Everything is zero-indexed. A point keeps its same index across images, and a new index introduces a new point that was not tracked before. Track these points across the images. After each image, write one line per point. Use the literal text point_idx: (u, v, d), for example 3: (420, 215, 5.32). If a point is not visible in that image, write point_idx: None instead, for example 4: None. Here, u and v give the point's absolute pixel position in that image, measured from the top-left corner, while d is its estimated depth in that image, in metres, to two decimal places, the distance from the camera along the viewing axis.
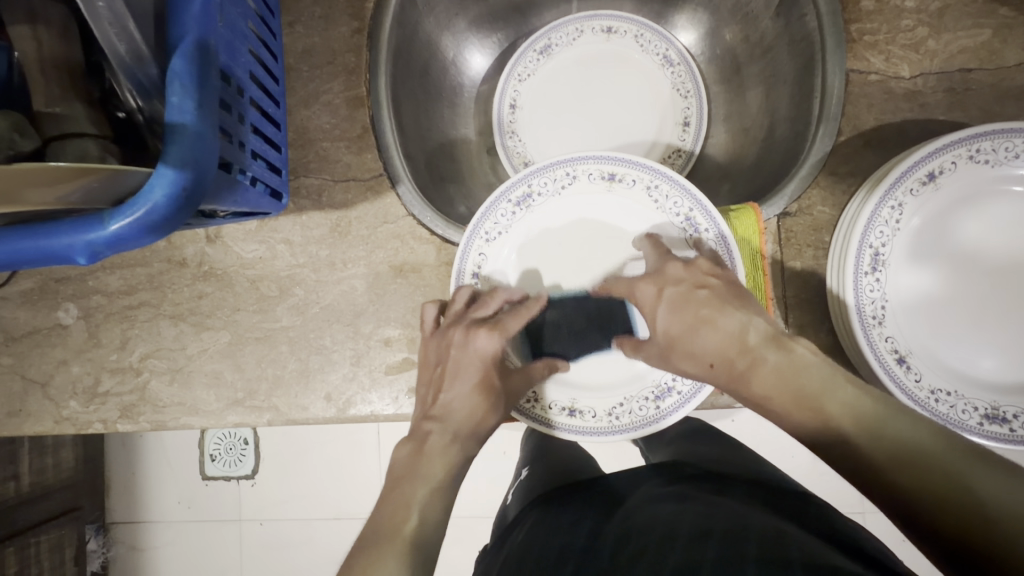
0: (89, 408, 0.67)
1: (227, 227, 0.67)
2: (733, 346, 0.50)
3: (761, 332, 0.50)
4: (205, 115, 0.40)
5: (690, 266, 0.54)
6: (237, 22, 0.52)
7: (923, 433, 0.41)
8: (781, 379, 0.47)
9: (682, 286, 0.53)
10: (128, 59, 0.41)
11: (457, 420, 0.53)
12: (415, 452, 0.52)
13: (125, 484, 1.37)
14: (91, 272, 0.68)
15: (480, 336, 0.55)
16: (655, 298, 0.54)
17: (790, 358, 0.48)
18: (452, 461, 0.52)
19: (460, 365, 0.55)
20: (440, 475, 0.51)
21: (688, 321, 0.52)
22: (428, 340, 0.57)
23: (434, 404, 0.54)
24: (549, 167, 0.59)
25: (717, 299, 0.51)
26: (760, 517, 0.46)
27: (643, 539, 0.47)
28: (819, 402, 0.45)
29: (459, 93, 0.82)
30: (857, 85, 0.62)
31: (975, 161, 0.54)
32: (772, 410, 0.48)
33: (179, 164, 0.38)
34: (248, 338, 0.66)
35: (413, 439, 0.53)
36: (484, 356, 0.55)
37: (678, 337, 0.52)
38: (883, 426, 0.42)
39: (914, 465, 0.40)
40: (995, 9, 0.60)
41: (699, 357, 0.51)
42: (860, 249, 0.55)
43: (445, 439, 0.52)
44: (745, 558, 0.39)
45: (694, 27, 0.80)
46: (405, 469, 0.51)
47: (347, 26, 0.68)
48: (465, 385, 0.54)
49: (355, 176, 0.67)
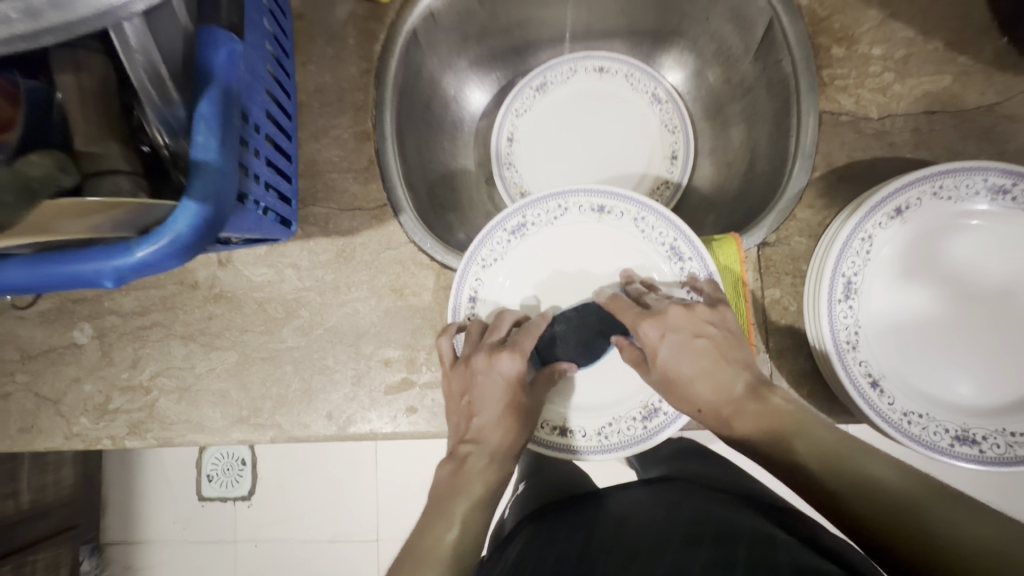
0: (100, 424, 0.70)
1: (238, 252, 0.71)
2: (723, 396, 0.52)
3: (745, 385, 0.52)
4: (227, 153, 0.44)
5: (690, 312, 0.56)
6: (256, 65, 0.56)
7: (888, 469, 0.43)
8: (762, 426, 0.49)
9: (682, 332, 0.55)
10: (158, 99, 0.46)
11: (494, 442, 0.56)
12: (455, 472, 0.55)
13: (123, 505, 1.38)
14: (108, 293, 0.71)
15: (501, 359, 0.58)
16: (659, 340, 0.55)
17: (772, 409, 0.50)
18: (490, 479, 0.55)
19: (485, 391, 0.58)
20: (480, 489, 0.54)
21: (688, 365, 0.54)
22: (451, 377, 0.60)
23: (468, 429, 0.58)
24: (542, 200, 0.63)
25: (715, 350, 0.54)
26: (747, 524, 0.49)
27: (634, 548, 0.50)
28: (789, 440, 0.47)
29: (460, 127, 0.87)
30: (829, 125, 0.66)
31: (939, 196, 0.58)
32: (757, 453, 0.49)
33: (202, 198, 0.42)
34: (254, 358, 0.69)
35: (452, 460, 0.57)
36: (509, 379, 0.58)
37: (670, 379, 0.54)
38: (849, 463, 0.44)
39: (881, 501, 0.41)
40: (955, 57, 0.65)
41: (690, 400, 0.53)
42: (833, 278, 0.59)
43: (484, 458, 0.56)
44: (734, 565, 0.42)
45: (680, 67, 0.85)
46: (447, 486, 0.54)
47: (356, 67, 0.73)
48: (493, 408, 0.57)
49: (360, 206, 0.71)
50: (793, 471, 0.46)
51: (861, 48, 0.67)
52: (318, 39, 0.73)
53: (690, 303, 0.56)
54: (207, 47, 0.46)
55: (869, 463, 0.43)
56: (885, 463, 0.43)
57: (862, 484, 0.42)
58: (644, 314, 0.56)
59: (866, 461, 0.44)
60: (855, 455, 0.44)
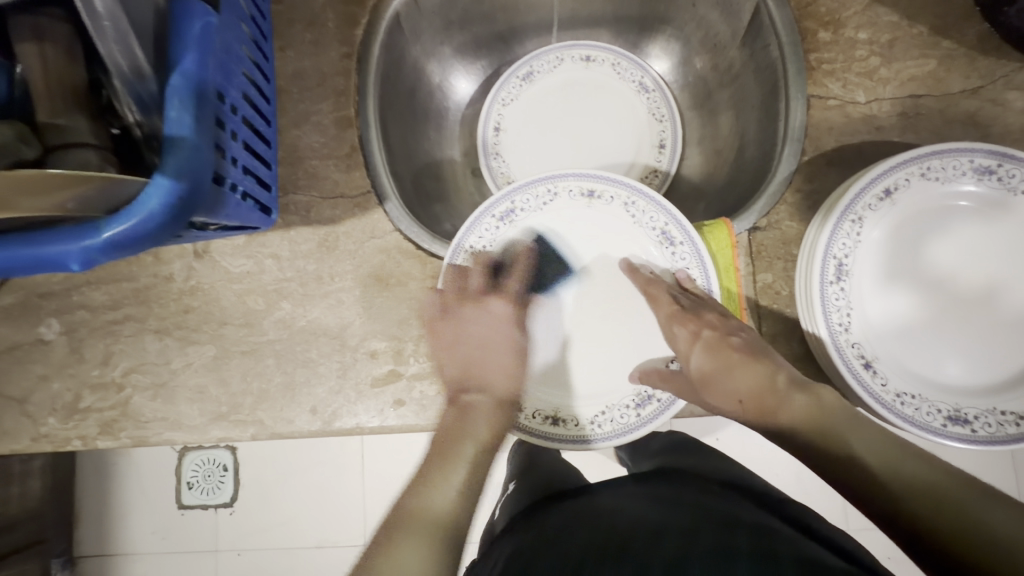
0: (69, 424, 0.66)
1: (215, 243, 0.68)
2: (761, 388, 0.54)
3: (786, 377, 0.54)
4: (201, 129, 0.42)
5: (723, 317, 0.58)
6: (232, 45, 0.54)
7: (930, 470, 0.44)
8: (808, 418, 0.50)
9: (717, 331, 0.57)
10: (129, 73, 0.42)
11: (495, 385, 0.59)
12: (460, 417, 0.57)
13: (96, 515, 1.32)
14: (76, 287, 0.68)
15: (495, 303, 0.63)
16: (693, 343, 0.58)
17: (819, 404, 0.51)
18: (497, 420, 0.57)
19: (479, 331, 0.62)
20: (485, 432, 0.56)
21: (724, 365, 0.55)
22: (441, 322, 0.62)
23: (470, 376, 0.60)
24: (531, 184, 0.62)
25: (750, 351, 0.56)
26: (745, 516, 0.50)
27: (634, 532, 0.50)
28: (844, 438, 0.48)
29: (445, 116, 0.86)
30: (817, 110, 0.66)
31: (927, 177, 0.58)
32: (799, 448, 0.50)
33: (175, 174, 0.40)
34: (235, 352, 0.67)
35: (456, 408, 0.58)
36: (501, 317, 0.63)
37: (709, 373, 0.56)
38: (898, 466, 0.45)
39: (934, 502, 0.42)
40: (939, 42, 0.66)
41: (728, 394, 0.55)
42: (824, 260, 0.58)
43: (484, 401, 0.58)
44: (737, 551, 0.43)
45: (667, 55, 0.85)
46: (454, 430, 0.56)
47: (337, 51, 0.71)
48: (490, 351, 0.61)
49: (343, 194, 0.69)
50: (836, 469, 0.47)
51: (848, 32, 0.67)
52: (297, 22, 0.71)
53: (722, 310, 0.59)
54: (180, 19, 0.43)
55: (911, 466, 0.44)
56: (933, 468, 0.44)
57: (912, 485, 0.43)
58: (682, 312, 0.59)
59: (908, 464, 0.45)
60: (899, 457, 0.45)
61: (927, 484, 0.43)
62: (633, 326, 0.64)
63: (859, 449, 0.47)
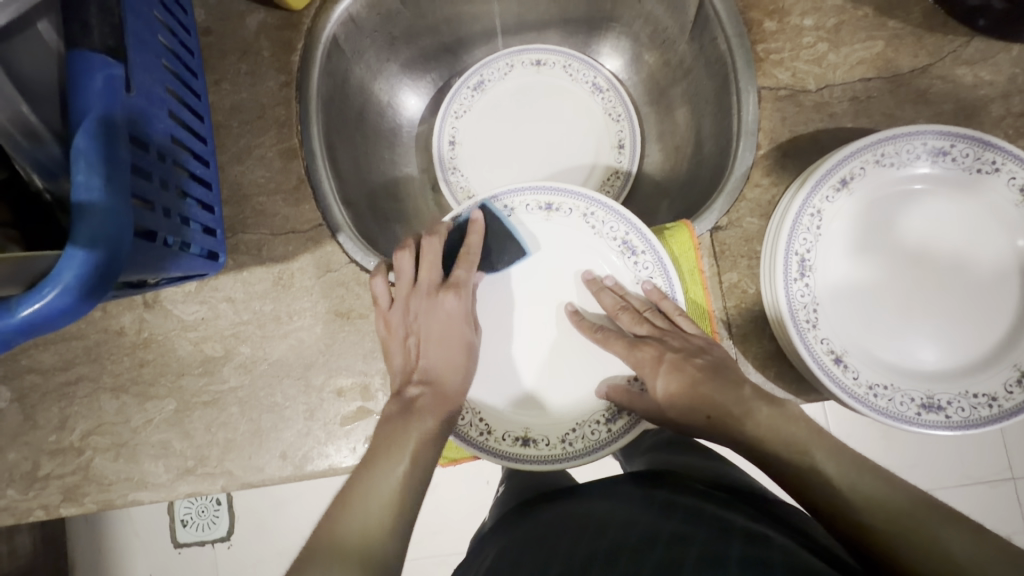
0: (30, 494, 0.63)
1: (165, 291, 0.65)
2: (727, 402, 0.52)
3: (753, 388, 0.52)
4: (115, 190, 0.39)
5: (684, 338, 0.57)
6: (151, 88, 0.51)
7: (889, 489, 0.43)
8: (776, 434, 0.49)
9: (680, 352, 0.55)
10: (24, 140, 0.44)
11: (445, 383, 0.56)
12: (404, 410, 0.53)
13: (89, 563, 1.29)
14: (23, 349, 0.65)
15: (448, 299, 0.58)
16: (655, 362, 0.56)
17: (785, 414, 0.50)
18: (443, 414, 0.54)
19: (429, 330, 0.58)
20: (432, 426, 0.52)
21: (682, 388, 0.54)
22: (393, 313, 0.59)
23: (417, 372, 0.57)
24: (487, 201, 0.62)
25: (714, 367, 0.54)
26: (739, 521, 0.49)
27: (622, 540, 0.49)
28: (808, 453, 0.47)
29: (399, 133, 0.83)
30: (768, 101, 0.65)
31: (882, 164, 0.58)
32: (771, 464, 0.49)
33: (90, 243, 0.38)
34: (195, 404, 0.64)
35: (400, 401, 0.54)
36: (451, 314, 0.58)
37: (675, 395, 0.54)
38: (859, 484, 0.44)
39: (889, 514, 0.41)
40: (885, 22, 0.65)
41: (697, 408, 0.53)
42: (786, 257, 0.57)
43: (433, 399, 0.54)
44: (727, 558, 0.42)
45: (618, 53, 0.83)
46: (397, 422, 0.52)
47: (274, 80, 0.68)
48: (437, 348, 0.57)
49: (294, 229, 0.66)
50: (807, 486, 0.46)
51: (793, 19, 0.66)
52: (230, 54, 0.69)
53: (682, 326, 0.58)
54: (79, 73, 0.41)
55: (878, 486, 0.43)
56: (891, 484, 0.43)
57: (871, 501, 0.43)
58: (642, 331, 0.58)
59: (875, 483, 0.44)
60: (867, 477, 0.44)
61: (882, 500, 0.42)
62: (592, 347, 0.62)
63: (820, 459, 0.46)
